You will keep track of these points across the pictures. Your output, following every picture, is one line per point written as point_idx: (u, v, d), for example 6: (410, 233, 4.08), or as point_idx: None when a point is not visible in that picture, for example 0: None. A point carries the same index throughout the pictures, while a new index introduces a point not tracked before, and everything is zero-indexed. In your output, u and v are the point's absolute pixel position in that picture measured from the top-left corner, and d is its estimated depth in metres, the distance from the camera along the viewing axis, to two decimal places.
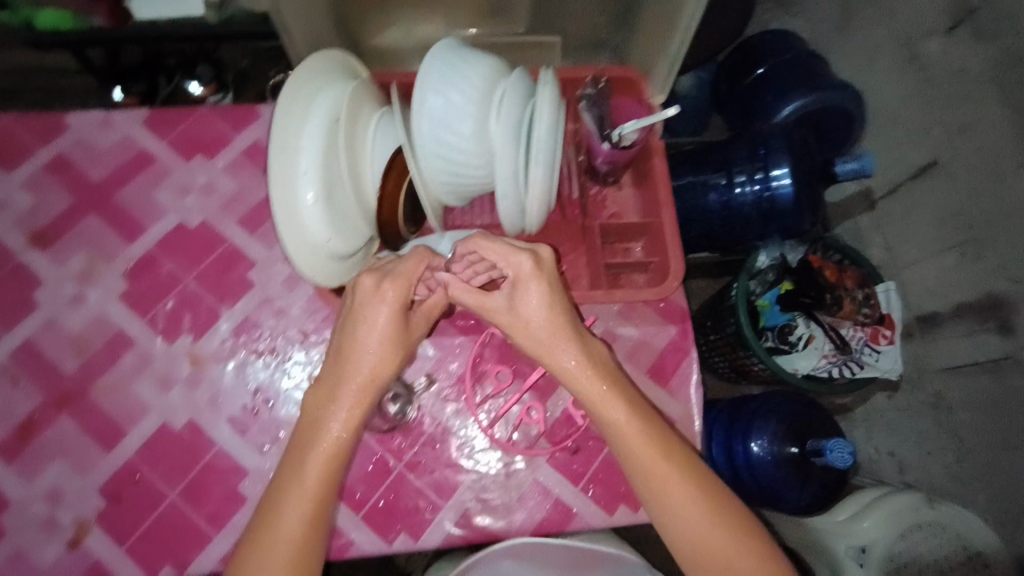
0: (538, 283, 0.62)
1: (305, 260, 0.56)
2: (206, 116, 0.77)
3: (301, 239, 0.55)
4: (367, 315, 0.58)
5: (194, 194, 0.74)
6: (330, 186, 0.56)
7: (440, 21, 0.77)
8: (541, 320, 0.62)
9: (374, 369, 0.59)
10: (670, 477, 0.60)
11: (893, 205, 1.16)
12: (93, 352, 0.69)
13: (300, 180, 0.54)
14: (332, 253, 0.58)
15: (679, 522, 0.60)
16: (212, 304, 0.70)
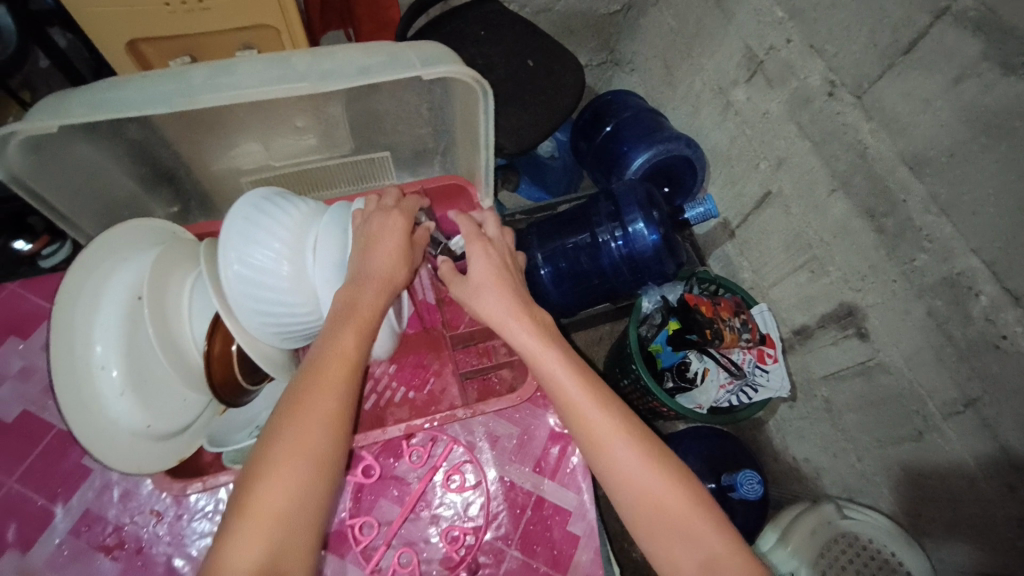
0: (489, 255, 0.69)
1: (108, 445, 0.56)
2: (20, 294, 0.71)
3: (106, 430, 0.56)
4: (374, 240, 0.58)
5: (9, 382, 0.68)
6: (132, 371, 0.57)
7: (259, 144, 0.73)
8: (501, 286, 0.67)
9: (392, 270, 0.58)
10: (624, 424, 0.62)
11: (747, 232, 1.25)
12: None
13: (96, 374, 0.56)
14: (150, 433, 0.59)
15: (630, 467, 0.60)
16: (42, 506, 0.62)
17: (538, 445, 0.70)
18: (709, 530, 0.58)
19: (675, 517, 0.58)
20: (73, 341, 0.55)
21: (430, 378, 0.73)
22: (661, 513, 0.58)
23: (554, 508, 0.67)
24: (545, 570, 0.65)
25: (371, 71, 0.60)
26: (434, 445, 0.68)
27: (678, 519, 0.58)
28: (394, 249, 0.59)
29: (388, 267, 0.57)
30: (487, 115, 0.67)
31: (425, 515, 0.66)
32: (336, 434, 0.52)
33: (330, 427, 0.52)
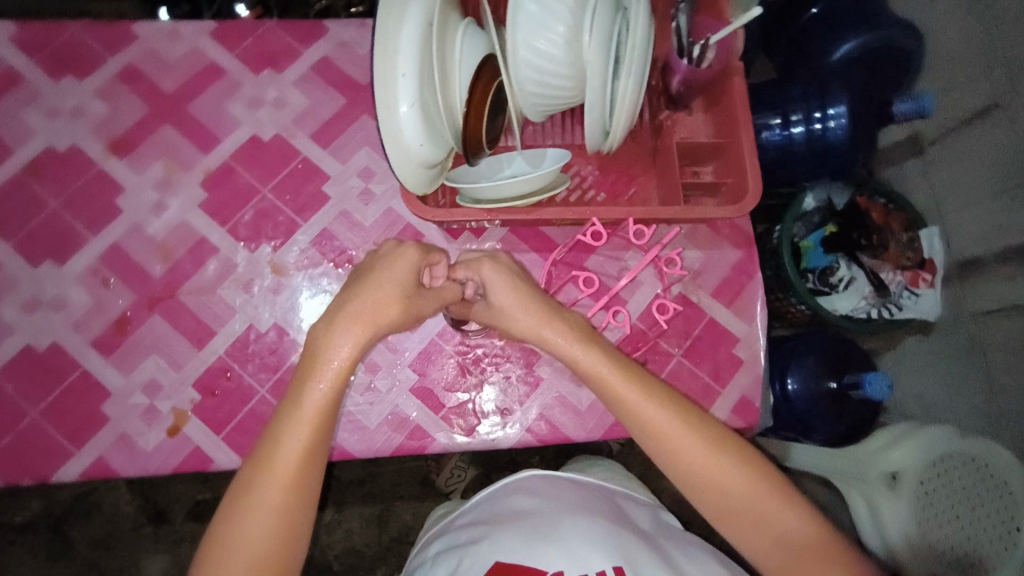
0: (504, 275, 0.64)
1: (399, 164, 0.58)
2: (276, 32, 0.77)
3: (393, 143, 0.57)
4: (385, 263, 0.58)
5: (266, 107, 0.74)
6: (427, 87, 0.56)
7: None
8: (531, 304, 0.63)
9: (384, 303, 0.57)
10: (675, 423, 0.60)
11: (943, 150, 1.15)
12: (179, 257, 0.70)
13: (398, 80, 0.54)
14: (425, 158, 0.58)
15: (684, 450, 0.59)
16: (290, 217, 0.71)
17: (717, 276, 0.73)
18: (762, 501, 0.58)
19: (727, 490, 0.59)
20: (384, 51, 0.54)
21: (632, 187, 0.75)
22: (723, 500, 0.59)
23: (724, 332, 0.72)
24: (705, 378, 0.71)
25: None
26: (631, 251, 0.73)
27: (730, 492, 0.59)
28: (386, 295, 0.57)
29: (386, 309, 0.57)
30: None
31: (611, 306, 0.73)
32: (317, 444, 0.54)
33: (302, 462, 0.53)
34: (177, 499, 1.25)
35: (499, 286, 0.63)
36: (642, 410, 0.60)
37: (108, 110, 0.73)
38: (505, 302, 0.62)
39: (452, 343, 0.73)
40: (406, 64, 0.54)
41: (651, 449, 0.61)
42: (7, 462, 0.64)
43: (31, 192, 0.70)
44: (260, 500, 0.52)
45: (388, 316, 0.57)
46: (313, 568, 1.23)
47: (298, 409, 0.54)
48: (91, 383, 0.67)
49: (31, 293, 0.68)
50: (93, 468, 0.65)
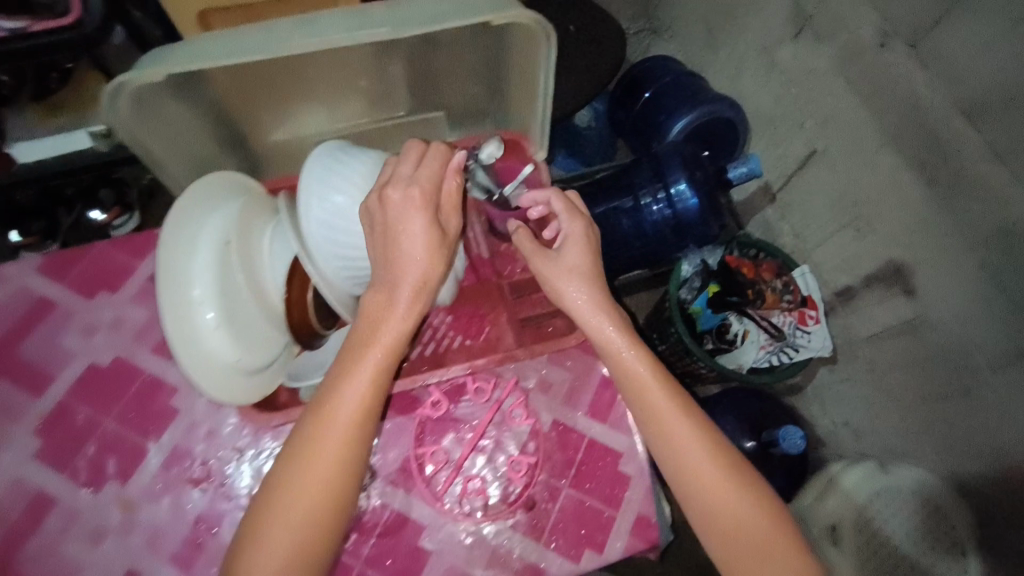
0: (586, 242, 0.68)
1: (213, 384, 0.55)
2: (105, 252, 0.76)
3: (203, 364, 0.54)
4: (397, 237, 0.57)
5: (102, 331, 0.72)
6: (231, 307, 0.56)
7: (323, 114, 0.77)
8: (590, 279, 0.67)
9: (424, 280, 0.57)
10: (698, 426, 0.63)
11: (790, 195, 1.24)
12: (15, 519, 0.64)
13: (197, 312, 0.54)
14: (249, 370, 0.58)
15: (688, 457, 0.62)
16: (136, 443, 0.67)
17: (590, 392, 0.72)
18: (762, 530, 0.61)
19: (728, 506, 0.61)
20: (176, 279, 0.54)
21: (485, 325, 0.75)
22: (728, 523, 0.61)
23: (606, 450, 0.70)
24: (598, 506, 0.68)
25: (442, 18, 0.59)
26: (497, 389, 0.71)
27: (728, 502, 0.61)
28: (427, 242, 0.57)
29: (421, 270, 0.57)
30: (551, 57, 0.65)
31: (489, 451, 0.70)
32: (352, 466, 0.56)
33: (332, 481, 0.54)
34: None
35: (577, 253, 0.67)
36: (663, 410, 0.64)
37: None
38: (571, 267, 0.66)
39: None
40: (203, 288, 0.55)
41: (662, 457, 0.64)
42: None
43: None
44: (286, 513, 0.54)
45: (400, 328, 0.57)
46: None
47: (332, 424, 0.55)
48: None
49: None
50: None
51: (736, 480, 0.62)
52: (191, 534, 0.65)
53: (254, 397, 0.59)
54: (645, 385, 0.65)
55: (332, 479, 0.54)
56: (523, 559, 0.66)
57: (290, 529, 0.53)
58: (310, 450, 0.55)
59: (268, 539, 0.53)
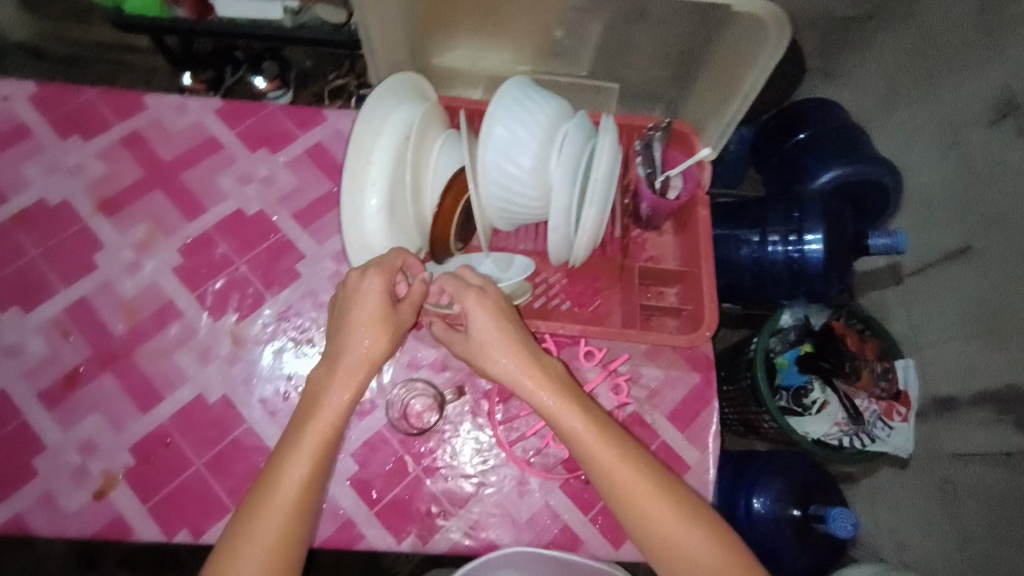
0: (494, 311, 0.61)
1: (361, 262, 0.61)
2: (277, 115, 0.82)
3: (358, 242, 0.59)
4: (352, 302, 0.57)
5: (255, 183, 0.78)
6: (394, 200, 0.60)
7: (508, 55, 0.79)
8: (511, 347, 0.60)
9: (372, 343, 0.56)
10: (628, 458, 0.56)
11: (919, 283, 1.17)
12: (143, 318, 0.70)
13: (367, 189, 0.59)
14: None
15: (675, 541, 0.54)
16: (259, 290, 0.72)
17: (674, 397, 0.72)
18: None
19: (678, 544, 0.53)
20: (358, 162, 0.58)
21: (597, 299, 0.75)
22: None
23: (673, 456, 0.70)
24: None
25: None
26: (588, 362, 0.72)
27: None
28: (374, 318, 0.56)
29: (369, 339, 0.56)
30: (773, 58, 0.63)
31: None
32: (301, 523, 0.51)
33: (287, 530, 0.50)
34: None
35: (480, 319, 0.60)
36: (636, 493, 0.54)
37: (105, 170, 0.77)
38: (487, 337, 0.59)
39: (397, 437, 0.70)
40: (376, 174, 0.59)
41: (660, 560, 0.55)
42: None
43: (16, 238, 0.72)
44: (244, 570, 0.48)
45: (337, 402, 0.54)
46: None
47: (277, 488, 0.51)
48: (30, 435, 0.65)
49: (3, 342, 0.68)
50: (10, 522, 0.62)
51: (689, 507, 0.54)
52: (280, 390, 0.69)
53: None
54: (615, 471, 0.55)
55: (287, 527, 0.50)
56: (568, 525, 0.68)
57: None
58: (261, 501, 0.50)
59: None
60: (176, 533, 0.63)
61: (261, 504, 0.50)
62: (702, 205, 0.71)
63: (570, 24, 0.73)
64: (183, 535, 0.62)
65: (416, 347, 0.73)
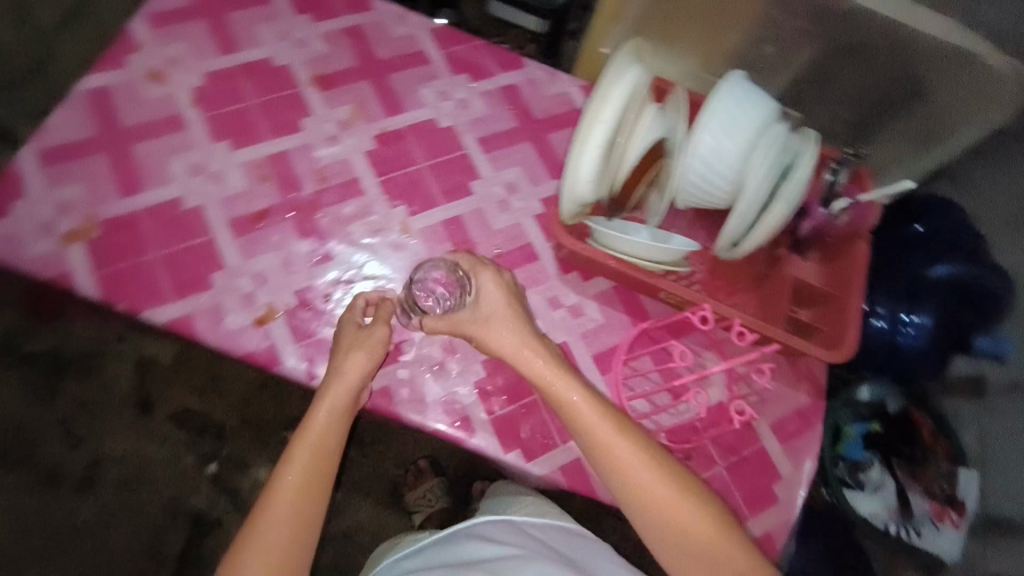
0: (504, 285, 0.68)
1: (567, 190, 0.67)
2: (481, 49, 0.88)
3: (573, 170, 0.66)
4: (347, 330, 0.67)
5: (451, 102, 0.84)
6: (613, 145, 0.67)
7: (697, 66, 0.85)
8: (512, 318, 0.66)
9: (362, 368, 0.64)
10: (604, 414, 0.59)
11: (1004, 401, 0.89)
12: (331, 185, 0.76)
13: (597, 125, 0.65)
14: (581, 198, 0.68)
15: (658, 503, 0.55)
16: (434, 194, 0.78)
17: (780, 411, 0.75)
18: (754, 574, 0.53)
19: (651, 498, 0.55)
20: (599, 101, 0.65)
21: (732, 297, 0.77)
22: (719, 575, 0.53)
23: (768, 463, 0.73)
24: (738, 499, 0.71)
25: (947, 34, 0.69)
26: (712, 351, 0.75)
27: (716, 554, 0.54)
28: (364, 353, 0.65)
29: (353, 369, 0.64)
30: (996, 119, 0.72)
31: (678, 393, 0.73)
32: (298, 540, 0.56)
33: (286, 551, 0.55)
34: (132, 387, 1.11)
35: (488, 287, 0.67)
36: (624, 460, 0.56)
37: (326, 51, 0.84)
38: (495, 305, 0.66)
39: None
40: (609, 116, 0.65)
41: (643, 524, 0.56)
42: (119, 282, 0.68)
43: (240, 84, 0.80)
44: None
45: (323, 424, 0.61)
46: None
47: (273, 513, 0.56)
48: (212, 252, 0.70)
49: (210, 168, 0.75)
50: (179, 320, 0.67)
51: (647, 458, 0.57)
52: None
53: (577, 216, 0.71)
54: (609, 452, 0.57)
55: (284, 544, 0.55)
56: None
57: None
58: (259, 520, 0.56)
59: None
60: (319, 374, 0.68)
61: (255, 533, 0.55)
62: (862, 239, 0.75)
63: (784, 43, 0.78)
64: (323, 375, 0.68)
65: (558, 289, 0.76)
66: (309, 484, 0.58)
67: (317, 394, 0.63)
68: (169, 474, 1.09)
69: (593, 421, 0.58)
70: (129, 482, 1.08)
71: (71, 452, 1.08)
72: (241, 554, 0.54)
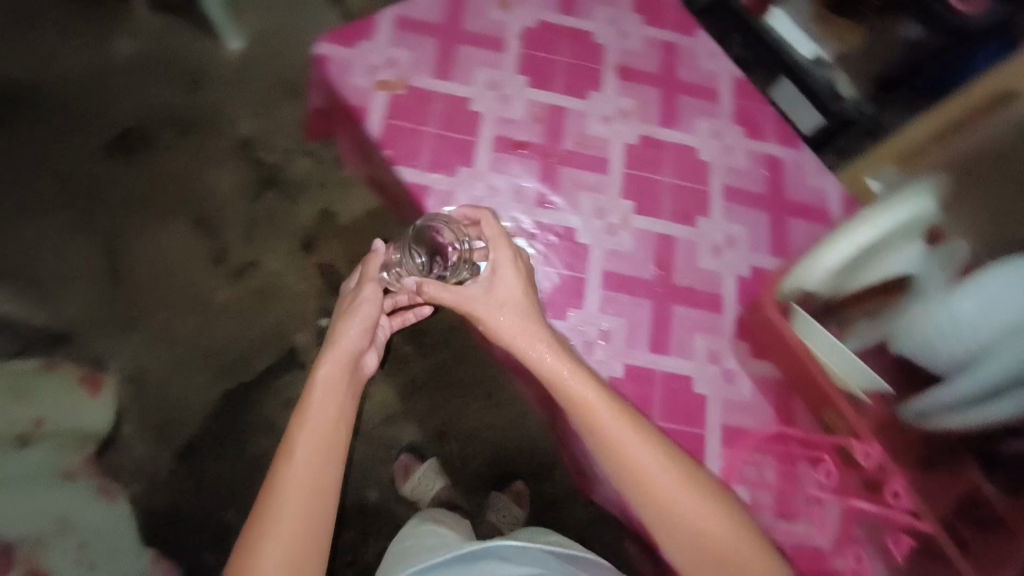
0: (519, 271, 0.70)
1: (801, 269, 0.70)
2: (768, 116, 0.91)
3: (818, 255, 0.70)
4: (360, 294, 0.73)
5: (717, 143, 0.87)
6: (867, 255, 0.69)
7: None
8: (523, 308, 0.69)
9: (318, 373, 0.69)
10: (610, 408, 0.63)
11: None
12: (584, 153, 0.83)
13: (864, 228, 0.68)
14: (806, 287, 0.70)
15: (687, 515, 0.61)
16: (662, 207, 0.81)
17: None
18: None
19: (683, 514, 0.61)
20: (875, 211, 0.68)
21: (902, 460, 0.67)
22: None
23: None
24: None
25: None
26: (835, 493, 0.71)
27: (750, 574, 0.60)
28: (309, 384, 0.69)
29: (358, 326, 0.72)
30: None
31: (781, 508, 0.72)
32: (321, 492, 0.63)
33: (309, 502, 0.62)
34: (311, 225, 1.31)
35: (502, 268, 0.69)
36: (656, 479, 0.62)
37: (639, 49, 0.91)
38: (505, 286, 0.69)
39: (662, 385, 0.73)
40: (879, 227, 0.67)
41: (674, 537, 0.62)
42: (395, 135, 0.80)
43: (560, 41, 0.90)
44: (272, 531, 0.60)
45: (332, 382, 0.68)
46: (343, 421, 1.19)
47: (297, 472, 0.62)
48: (469, 152, 0.80)
49: (502, 90, 0.85)
50: (418, 187, 0.78)
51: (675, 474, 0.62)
52: (621, 277, 0.77)
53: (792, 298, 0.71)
54: (636, 466, 0.62)
55: (305, 495, 0.62)
56: None
57: (284, 536, 0.60)
58: (281, 477, 0.62)
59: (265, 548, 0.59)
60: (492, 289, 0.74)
61: (280, 487, 0.62)
62: None
63: None
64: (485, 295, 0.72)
65: (724, 347, 0.75)
66: (328, 438, 0.65)
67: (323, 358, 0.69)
68: (297, 304, 1.26)
69: (616, 432, 0.62)
70: (266, 293, 1.26)
71: (243, 245, 1.29)
72: (273, 505, 0.61)
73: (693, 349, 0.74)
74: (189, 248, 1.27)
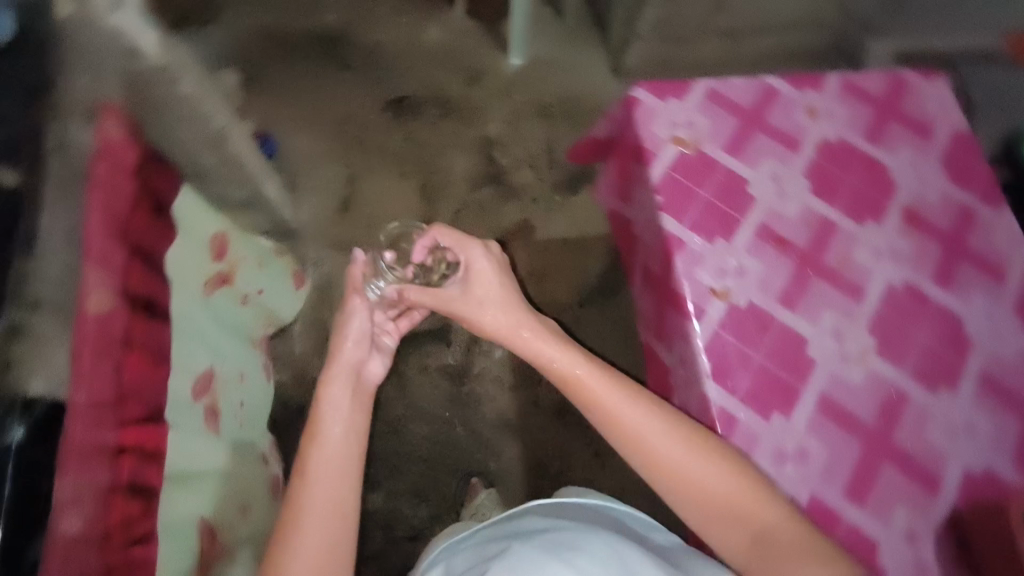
0: (497, 264, 0.84)
1: None
2: None
3: None
4: (351, 318, 0.79)
5: (990, 324, 0.80)
6: None
7: None
8: (503, 301, 0.82)
9: (330, 374, 0.74)
10: (602, 381, 0.72)
11: None
12: (843, 275, 0.81)
13: None
14: None
15: (703, 480, 0.65)
16: (906, 361, 0.77)
17: None
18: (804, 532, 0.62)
19: (696, 481, 0.65)
20: None
21: None
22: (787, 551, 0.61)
23: None
24: None
25: None
26: None
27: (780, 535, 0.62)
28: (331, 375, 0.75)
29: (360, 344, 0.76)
30: None
31: None
32: (341, 490, 0.66)
33: (334, 500, 0.65)
34: (510, 229, 1.42)
35: (479, 258, 0.83)
36: (653, 444, 0.68)
37: (933, 200, 0.88)
38: (485, 272, 0.83)
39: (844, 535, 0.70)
40: None
41: (691, 506, 0.66)
42: (670, 189, 0.85)
43: (854, 163, 0.89)
44: (303, 530, 0.63)
45: (350, 391, 0.73)
46: (467, 409, 1.25)
47: (312, 478, 0.66)
48: (732, 229, 0.83)
49: (782, 186, 0.86)
50: (673, 240, 0.82)
51: (671, 435, 0.68)
52: (838, 407, 0.74)
53: None
54: (632, 433, 0.69)
55: (326, 494, 0.65)
56: None
57: (315, 533, 0.63)
58: (301, 481, 0.66)
59: (303, 544, 0.62)
60: (710, 360, 0.75)
61: (300, 489, 0.65)
62: None
63: None
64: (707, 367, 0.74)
65: (925, 531, 0.70)
66: (346, 441, 0.69)
67: (326, 378, 0.73)
68: None
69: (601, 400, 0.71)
70: None
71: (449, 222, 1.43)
72: (296, 510, 0.64)
73: (891, 516, 0.71)
74: (406, 205, 1.44)
